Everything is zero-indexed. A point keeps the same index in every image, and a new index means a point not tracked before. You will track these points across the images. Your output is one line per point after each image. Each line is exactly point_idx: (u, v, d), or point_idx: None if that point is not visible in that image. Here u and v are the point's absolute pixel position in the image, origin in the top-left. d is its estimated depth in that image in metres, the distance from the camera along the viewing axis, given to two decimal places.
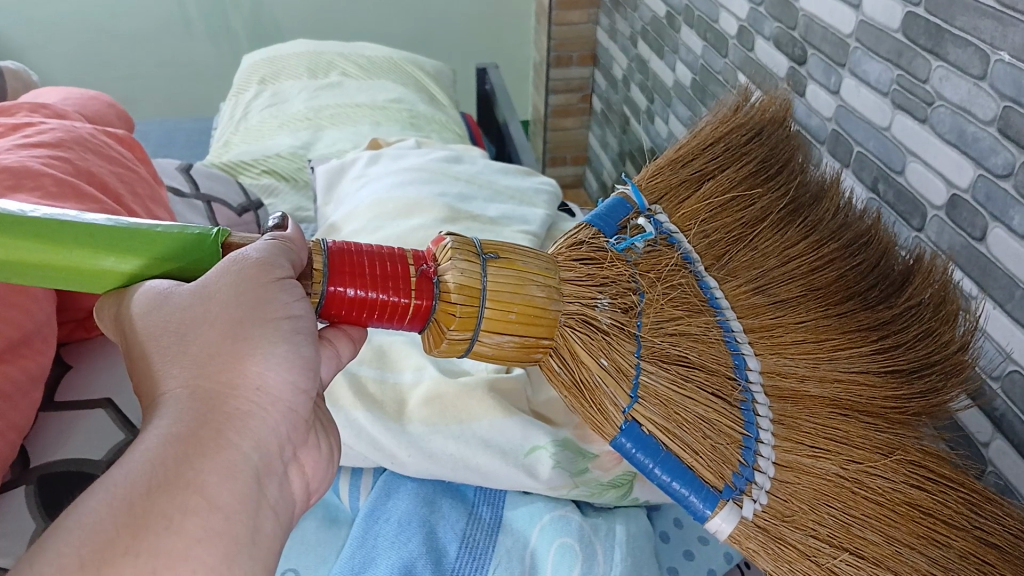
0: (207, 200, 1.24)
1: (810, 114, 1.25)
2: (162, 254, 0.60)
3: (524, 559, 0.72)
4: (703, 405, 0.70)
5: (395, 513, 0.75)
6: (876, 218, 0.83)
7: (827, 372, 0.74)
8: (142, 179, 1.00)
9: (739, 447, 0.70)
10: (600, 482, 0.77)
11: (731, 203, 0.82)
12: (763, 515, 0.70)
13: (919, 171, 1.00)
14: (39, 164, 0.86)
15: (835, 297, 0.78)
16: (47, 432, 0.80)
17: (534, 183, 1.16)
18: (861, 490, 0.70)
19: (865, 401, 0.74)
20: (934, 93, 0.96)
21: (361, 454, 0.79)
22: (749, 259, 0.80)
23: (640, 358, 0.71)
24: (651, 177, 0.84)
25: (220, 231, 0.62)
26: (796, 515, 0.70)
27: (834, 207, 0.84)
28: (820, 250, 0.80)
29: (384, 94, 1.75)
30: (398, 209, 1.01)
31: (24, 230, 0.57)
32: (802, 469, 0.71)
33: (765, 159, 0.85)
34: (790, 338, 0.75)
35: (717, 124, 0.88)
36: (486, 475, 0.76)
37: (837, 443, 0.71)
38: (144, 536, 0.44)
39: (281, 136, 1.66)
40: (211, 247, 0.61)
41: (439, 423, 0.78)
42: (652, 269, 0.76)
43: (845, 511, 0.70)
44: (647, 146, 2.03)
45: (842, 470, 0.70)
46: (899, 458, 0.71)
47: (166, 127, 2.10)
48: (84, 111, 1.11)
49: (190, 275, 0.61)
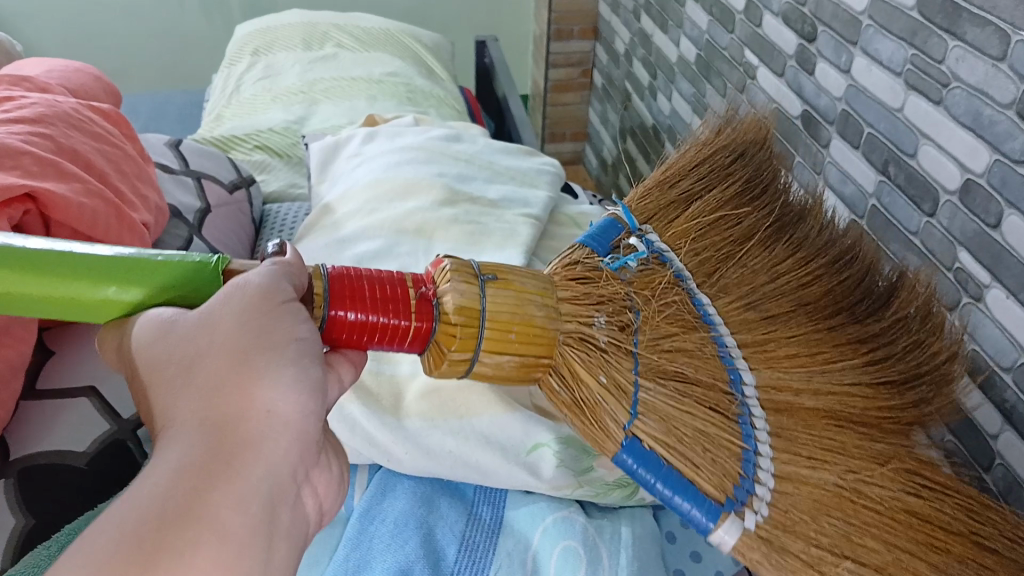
0: (197, 178, 1.20)
1: (819, 94, 1.21)
2: (163, 284, 0.56)
3: (525, 562, 0.69)
4: (701, 418, 0.67)
5: (391, 513, 0.72)
6: (860, 234, 0.82)
7: (820, 384, 0.71)
8: (129, 157, 0.96)
9: (738, 459, 0.66)
10: (606, 482, 0.74)
11: (719, 222, 0.81)
12: (765, 526, 0.64)
13: (931, 154, 0.96)
14: (19, 141, 0.81)
15: (824, 311, 0.77)
16: (26, 423, 0.76)
17: (537, 163, 1.11)
18: (861, 500, 0.66)
19: (858, 412, 0.71)
20: (950, 74, 0.92)
21: (356, 451, 0.76)
22: (738, 276, 0.78)
23: (639, 375, 0.68)
24: (640, 198, 0.82)
25: (220, 257, 0.58)
26: (795, 525, 0.65)
27: (819, 224, 0.82)
28: (807, 266, 0.79)
29: (381, 67, 1.70)
30: (394, 190, 0.97)
31: (20, 261, 0.53)
32: (800, 479, 0.66)
33: (749, 180, 0.84)
34: (784, 352, 0.73)
35: (701, 145, 0.87)
36: (486, 472, 0.73)
37: (835, 454, 0.68)
38: (151, 575, 0.41)
39: (275, 109, 1.61)
40: (211, 275, 0.57)
41: (438, 417, 0.75)
42: (646, 287, 0.74)
43: (845, 521, 0.65)
44: (649, 123, 1.98)
45: (839, 480, 0.66)
46: (895, 468, 0.68)
47: (156, 99, 2.04)
48: (68, 84, 1.06)
49: (192, 304, 0.57)
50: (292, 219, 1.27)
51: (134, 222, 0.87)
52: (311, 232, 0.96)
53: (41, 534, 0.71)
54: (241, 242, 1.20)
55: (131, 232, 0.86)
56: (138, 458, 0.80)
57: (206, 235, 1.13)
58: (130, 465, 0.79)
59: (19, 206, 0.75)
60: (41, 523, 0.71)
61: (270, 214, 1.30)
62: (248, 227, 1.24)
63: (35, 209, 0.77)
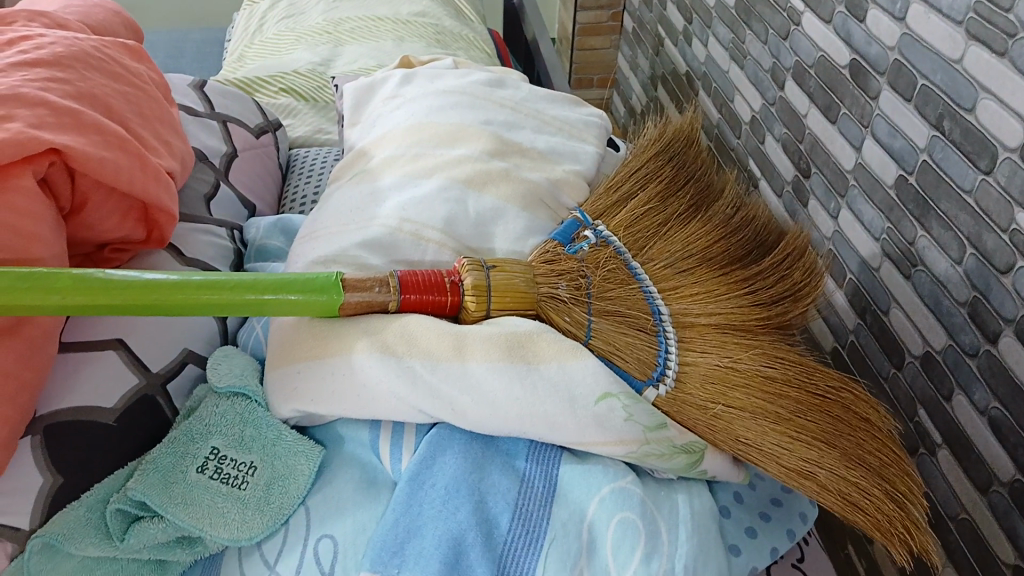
0: (222, 120, 1.15)
1: (870, 42, 1.13)
2: (281, 284, 0.73)
3: (581, 534, 0.65)
4: (632, 335, 0.78)
5: (441, 477, 0.67)
6: (762, 208, 0.95)
7: (728, 341, 0.78)
8: (151, 100, 0.92)
9: (655, 353, 0.77)
10: (673, 444, 0.70)
11: (644, 177, 0.94)
12: (665, 400, 0.75)
13: (992, 109, 0.90)
14: (34, 88, 0.77)
15: (722, 262, 0.88)
16: (53, 378, 0.74)
17: (583, 113, 1.05)
18: (764, 381, 0.75)
19: (747, 320, 0.81)
20: (1019, 23, 0.86)
21: (412, 408, 0.70)
22: (666, 253, 0.87)
23: (592, 317, 0.79)
24: (595, 200, 0.91)
25: (336, 272, 0.75)
26: (699, 396, 0.75)
27: (731, 203, 0.95)
28: (718, 216, 0.92)
29: (409, 7, 1.63)
30: (440, 137, 0.92)
31: (81, 287, 0.68)
32: (694, 359, 0.77)
33: (678, 157, 0.99)
34: (700, 332, 0.79)
35: (638, 151, 0.98)
36: (555, 425, 0.68)
37: (730, 339, 0.79)
38: None
39: (299, 49, 1.55)
40: (326, 282, 0.74)
41: (507, 363, 0.69)
42: (597, 262, 0.84)
43: (749, 392, 0.74)
44: (683, 70, 1.90)
45: (726, 363, 0.76)
46: (774, 351, 0.78)
47: (175, 36, 1.98)
48: (87, 20, 1.02)
49: (300, 303, 0.73)
50: (320, 164, 1.23)
51: (158, 170, 0.84)
52: (321, 215, 0.89)
53: (71, 494, 0.69)
54: (267, 188, 1.17)
55: (156, 180, 0.83)
56: (168, 414, 0.78)
57: (232, 181, 1.09)
58: (159, 422, 0.77)
59: (42, 161, 0.73)
60: (69, 482, 0.69)
61: (296, 159, 1.26)
62: (275, 173, 1.20)
63: (59, 162, 0.75)
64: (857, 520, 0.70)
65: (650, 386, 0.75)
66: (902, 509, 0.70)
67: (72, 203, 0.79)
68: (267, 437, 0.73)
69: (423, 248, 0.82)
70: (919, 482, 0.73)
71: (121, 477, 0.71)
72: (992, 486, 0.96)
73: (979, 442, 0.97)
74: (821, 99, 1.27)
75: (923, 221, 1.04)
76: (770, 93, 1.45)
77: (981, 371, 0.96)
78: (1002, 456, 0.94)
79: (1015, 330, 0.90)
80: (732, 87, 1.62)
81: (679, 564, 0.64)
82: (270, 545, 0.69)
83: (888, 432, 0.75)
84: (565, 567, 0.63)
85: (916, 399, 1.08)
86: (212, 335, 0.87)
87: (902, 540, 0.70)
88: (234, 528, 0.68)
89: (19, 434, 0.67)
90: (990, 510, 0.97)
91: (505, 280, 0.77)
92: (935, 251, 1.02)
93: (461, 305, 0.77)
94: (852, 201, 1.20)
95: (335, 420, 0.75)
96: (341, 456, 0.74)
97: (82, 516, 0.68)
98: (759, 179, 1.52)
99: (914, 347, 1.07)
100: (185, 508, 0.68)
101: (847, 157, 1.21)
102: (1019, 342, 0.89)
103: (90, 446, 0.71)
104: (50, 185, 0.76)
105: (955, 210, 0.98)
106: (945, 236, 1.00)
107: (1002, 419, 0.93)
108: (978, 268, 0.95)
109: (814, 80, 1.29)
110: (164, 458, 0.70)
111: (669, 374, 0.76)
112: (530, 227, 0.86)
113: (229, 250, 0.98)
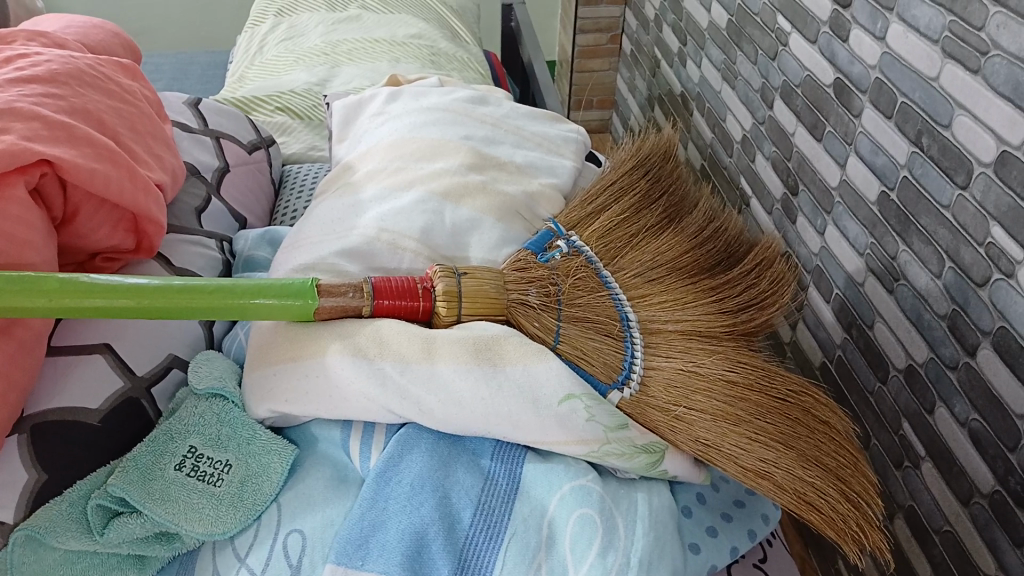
0: (216, 137, 1.19)
1: (852, 61, 1.09)
2: (258, 288, 0.76)
3: (540, 529, 0.67)
4: (599, 339, 0.81)
5: (407, 475, 0.70)
6: (735, 221, 0.97)
7: (694, 346, 0.81)
8: (145, 116, 0.96)
9: (621, 356, 0.80)
10: (634, 444, 0.73)
11: (619, 188, 0.96)
12: (629, 403, 0.78)
13: (967, 125, 0.87)
14: (30, 103, 0.81)
15: (691, 272, 0.90)
16: (42, 381, 0.77)
17: (562, 129, 1.08)
18: (727, 385, 0.77)
19: (713, 327, 0.84)
20: (990, 41, 0.83)
21: (382, 409, 0.72)
22: (638, 263, 0.89)
23: (561, 322, 0.82)
24: (570, 212, 0.93)
25: (312, 279, 0.78)
26: (663, 399, 0.77)
27: (704, 213, 0.97)
28: (689, 229, 0.94)
29: (405, 30, 1.67)
30: (421, 150, 0.95)
31: (68, 291, 0.71)
32: (660, 365, 0.80)
33: (653, 171, 1.00)
34: (667, 339, 0.82)
35: (616, 164, 1.00)
36: (518, 425, 0.71)
37: (697, 345, 0.81)
38: None
39: (297, 70, 1.59)
40: (301, 287, 0.77)
41: (473, 363, 0.72)
42: (569, 272, 0.86)
43: (711, 395, 0.77)
44: (677, 90, 1.87)
45: (691, 366, 0.79)
46: (739, 356, 0.80)
47: (181, 59, 2.04)
48: (85, 40, 1.06)
49: (275, 306, 0.76)
50: (311, 179, 1.26)
51: (147, 182, 0.87)
52: (305, 225, 0.92)
53: (54, 490, 0.71)
54: (259, 202, 1.20)
55: (144, 191, 0.86)
56: (151, 416, 0.80)
57: (224, 195, 1.13)
58: (143, 423, 0.80)
59: (35, 171, 0.77)
60: (54, 479, 0.71)
61: (289, 175, 1.29)
62: (267, 187, 1.24)
63: (51, 173, 0.79)
64: (812, 518, 0.73)
65: (615, 389, 0.78)
66: (857, 509, 0.74)
67: (65, 212, 0.83)
68: (242, 436, 0.76)
69: (400, 256, 0.85)
70: (873, 480, 0.77)
71: (102, 475, 0.73)
72: (973, 498, 0.92)
73: (961, 455, 0.93)
74: (808, 118, 1.23)
75: (905, 236, 1.00)
76: (761, 112, 1.41)
77: (961, 384, 0.92)
78: (982, 468, 0.90)
79: (992, 342, 0.86)
80: (725, 107, 1.58)
81: (634, 559, 0.66)
82: (243, 540, 0.72)
83: (845, 434, 0.79)
84: (523, 561, 0.66)
85: (899, 411, 1.04)
86: (196, 340, 0.89)
87: (855, 537, 0.73)
88: (209, 524, 0.71)
89: (5, 431, 0.70)
90: (972, 523, 0.93)
91: (476, 286, 0.80)
92: (916, 266, 0.98)
93: (433, 310, 0.80)
94: (838, 218, 1.16)
95: (311, 420, 0.78)
96: (314, 455, 0.77)
97: (64, 510, 0.70)
98: (750, 199, 1.48)
99: (898, 360, 1.03)
100: (163, 505, 0.70)
101: (832, 174, 1.17)
102: (995, 354, 0.85)
103: (74, 445, 0.73)
104: (43, 195, 0.80)
105: (934, 225, 0.94)
106: (926, 250, 0.96)
107: (982, 431, 0.89)
108: (956, 281, 0.91)
109: (801, 99, 1.25)
110: (144, 456, 0.73)
111: (633, 378, 0.79)
112: (505, 235, 0.89)
113: (218, 260, 1.02)
